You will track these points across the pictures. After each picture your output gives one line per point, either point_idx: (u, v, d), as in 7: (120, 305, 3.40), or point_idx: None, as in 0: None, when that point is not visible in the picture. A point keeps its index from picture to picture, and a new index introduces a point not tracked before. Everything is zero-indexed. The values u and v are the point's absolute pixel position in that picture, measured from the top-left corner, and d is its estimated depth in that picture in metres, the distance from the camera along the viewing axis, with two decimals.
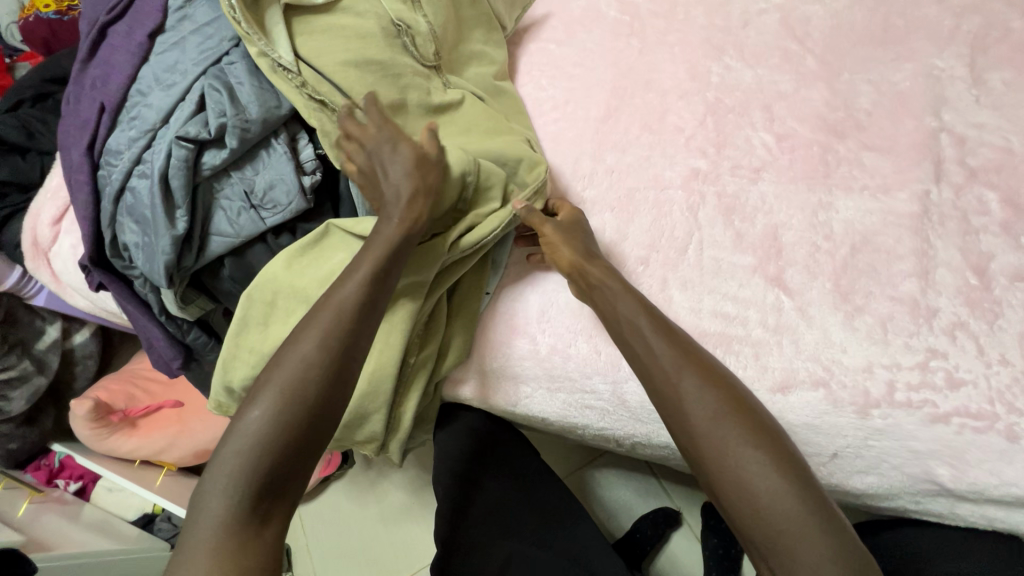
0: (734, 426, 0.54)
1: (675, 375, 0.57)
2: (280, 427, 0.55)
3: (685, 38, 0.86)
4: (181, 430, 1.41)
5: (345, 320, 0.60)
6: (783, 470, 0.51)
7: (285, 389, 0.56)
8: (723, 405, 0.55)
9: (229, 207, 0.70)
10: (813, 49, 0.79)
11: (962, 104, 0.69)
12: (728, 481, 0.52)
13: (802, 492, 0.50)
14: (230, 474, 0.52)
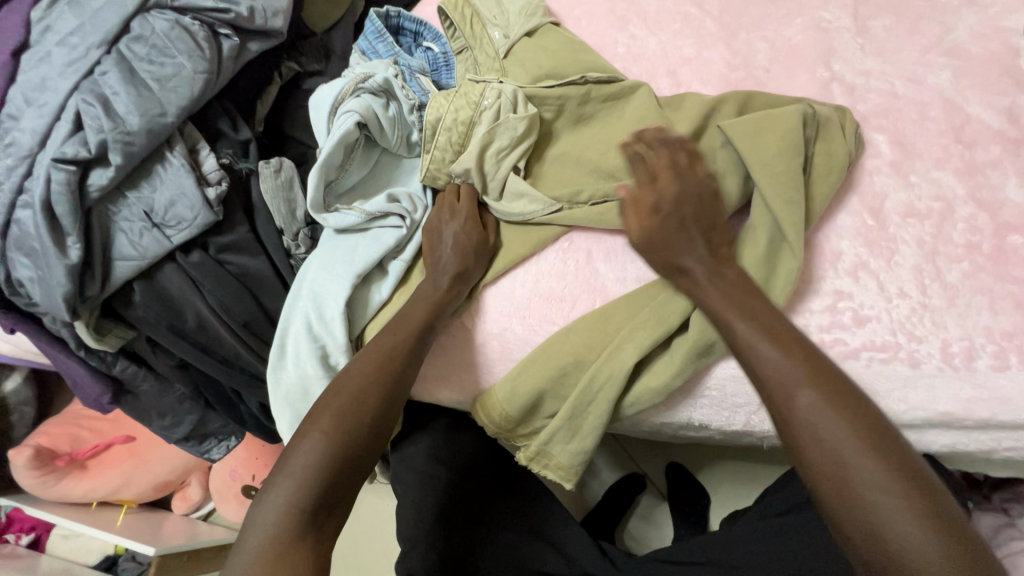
0: (873, 457, 0.48)
1: (816, 406, 0.50)
2: (333, 465, 0.60)
3: (590, 11, 0.86)
4: (136, 465, 1.35)
5: (350, 408, 0.63)
6: (903, 490, 0.47)
7: (334, 428, 0.62)
8: (867, 433, 0.49)
9: (130, 229, 0.68)
10: (711, 11, 0.81)
11: (849, 54, 0.72)
12: (859, 520, 0.47)
13: (921, 499, 0.46)
14: (288, 508, 0.58)
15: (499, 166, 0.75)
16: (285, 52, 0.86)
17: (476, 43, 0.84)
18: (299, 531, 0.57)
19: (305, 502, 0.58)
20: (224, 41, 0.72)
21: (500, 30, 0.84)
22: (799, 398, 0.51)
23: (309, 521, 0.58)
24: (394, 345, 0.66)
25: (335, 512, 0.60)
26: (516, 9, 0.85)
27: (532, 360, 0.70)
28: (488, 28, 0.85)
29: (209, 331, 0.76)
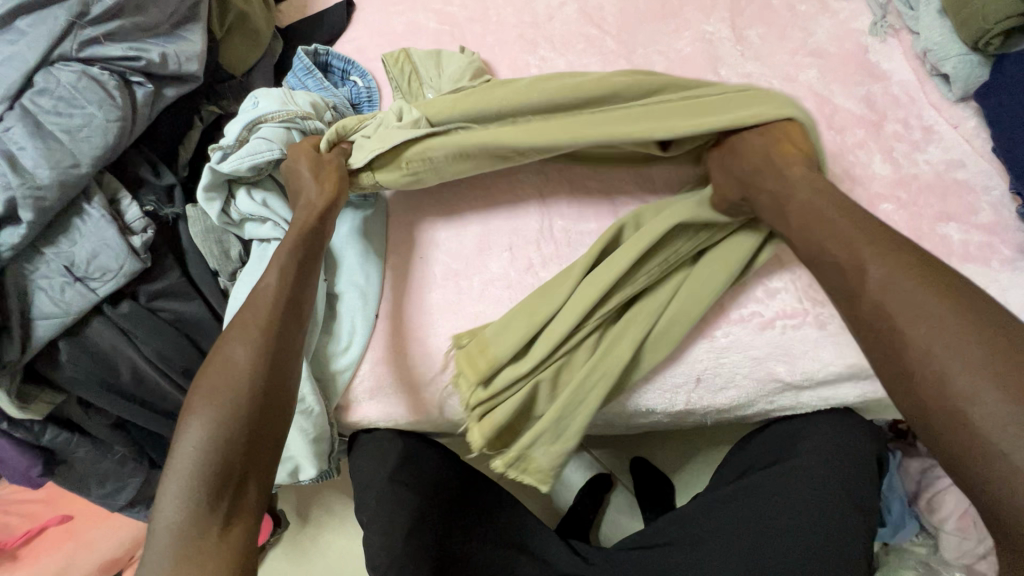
0: (974, 342, 0.41)
1: (853, 253, 0.50)
2: (226, 420, 0.51)
3: (501, 38, 0.92)
4: (77, 546, 1.26)
5: (230, 363, 0.54)
6: (991, 376, 0.39)
7: (218, 385, 0.53)
8: (959, 311, 0.43)
9: (50, 285, 0.65)
10: (610, 31, 0.88)
11: (732, 59, 0.81)
12: (952, 431, 0.40)
13: (932, 309, 0.43)
14: (180, 477, 0.49)
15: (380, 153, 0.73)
16: (206, 97, 0.86)
17: (410, 100, 0.86)
18: (205, 522, 0.48)
19: (201, 486, 0.48)
20: (138, 89, 0.72)
21: (434, 89, 0.86)
22: (887, 311, 0.46)
23: (211, 492, 0.49)
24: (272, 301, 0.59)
25: (249, 476, 0.51)
26: (452, 68, 0.86)
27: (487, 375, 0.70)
28: (424, 87, 0.86)
29: (147, 383, 0.73)
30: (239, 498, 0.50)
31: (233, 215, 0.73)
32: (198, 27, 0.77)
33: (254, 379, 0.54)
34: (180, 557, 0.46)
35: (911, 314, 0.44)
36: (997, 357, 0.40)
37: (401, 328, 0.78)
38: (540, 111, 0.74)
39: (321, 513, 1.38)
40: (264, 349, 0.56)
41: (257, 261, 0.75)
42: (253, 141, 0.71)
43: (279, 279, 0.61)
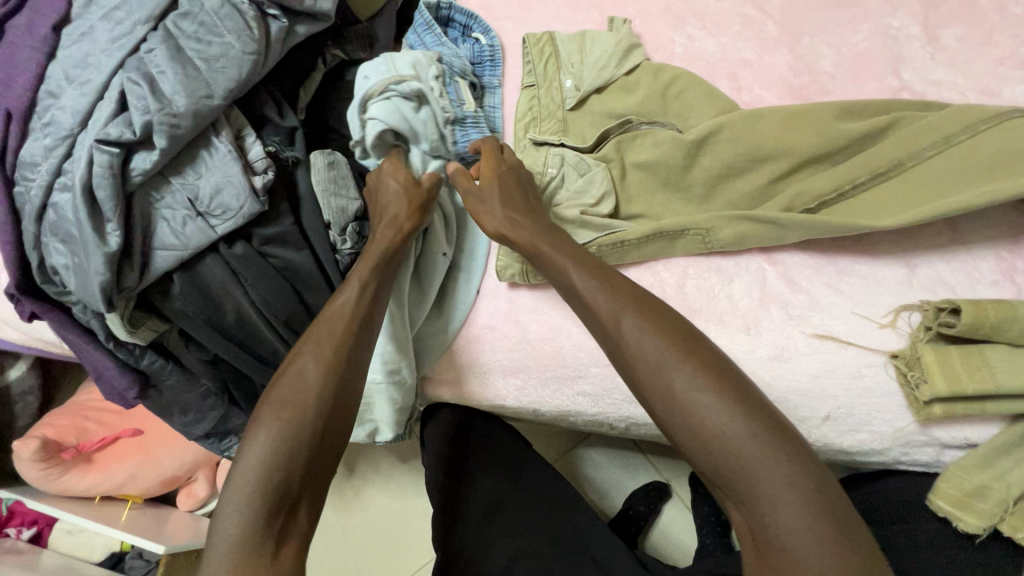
0: (764, 446, 0.48)
1: (662, 377, 0.52)
2: (295, 444, 0.53)
3: (645, 8, 0.84)
4: (145, 459, 1.31)
5: (303, 384, 0.56)
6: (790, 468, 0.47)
7: (290, 403, 0.55)
8: (746, 416, 0.49)
9: (173, 217, 0.65)
10: (772, 14, 0.79)
11: (920, 62, 0.70)
12: (773, 526, 0.47)
13: (779, 462, 0.47)
14: (247, 485, 0.51)
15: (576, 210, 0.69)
16: (330, 39, 0.83)
17: (544, 83, 0.79)
18: (258, 553, 0.50)
19: (266, 501, 0.51)
20: (272, 22, 0.68)
21: (572, 78, 0.79)
22: (695, 423, 0.50)
23: (273, 508, 0.51)
24: (349, 313, 0.61)
25: (306, 496, 0.54)
26: (597, 54, 0.78)
27: (913, 380, 0.58)
28: (562, 73, 0.79)
29: (248, 326, 0.73)
30: (294, 512, 0.53)
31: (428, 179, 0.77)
32: None
33: (322, 401, 0.56)
34: (241, 561, 0.49)
35: (767, 462, 0.48)
36: (770, 446, 0.48)
37: (505, 311, 0.75)
38: (744, 122, 0.66)
39: (368, 469, 1.40)
40: (327, 371, 0.58)
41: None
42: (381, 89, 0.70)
43: (352, 305, 0.61)
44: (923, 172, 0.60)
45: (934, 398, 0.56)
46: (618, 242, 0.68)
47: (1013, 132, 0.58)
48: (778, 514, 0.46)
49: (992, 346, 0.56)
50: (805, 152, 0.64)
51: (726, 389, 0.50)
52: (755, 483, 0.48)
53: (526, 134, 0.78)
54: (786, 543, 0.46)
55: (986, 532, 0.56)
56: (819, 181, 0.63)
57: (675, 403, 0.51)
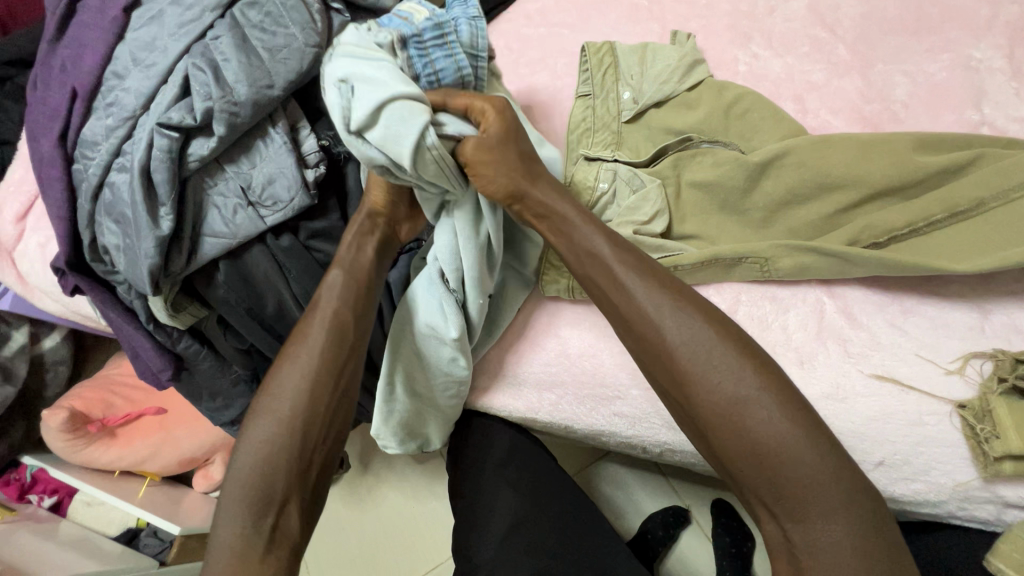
0: (808, 442, 0.45)
1: (710, 392, 0.48)
2: (282, 439, 0.54)
3: (708, 24, 0.82)
4: (165, 437, 1.32)
5: (294, 388, 0.56)
6: (823, 462, 0.45)
7: (280, 405, 0.56)
8: (781, 404, 0.47)
9: (224, 205, 0.65)
10: (844, 37, 0.76)
11: (1002, 98, 0.67)
12: (799, 524, 0.45)
13: (828, 482, 0.44)
14: (245, 483, 0.53)
15: (628, 229, 0.67)
16: None
17: (601, 93, 0.77)
18: (246, 528, 0.52)
19: (255, 501, 0.52)
20: (336, 16, 0.68)
21: (630, 91, 0.77)
22: (735, 414, 0.47)
23: (263, 506, 0.53)
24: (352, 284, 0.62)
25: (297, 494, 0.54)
26: (659, 68, 0.76)
27: (985, 435, 0.54)
28: (619, 85, 0.78)
29: (288, 319, 0.72)
30: (282, 513, 0.53)
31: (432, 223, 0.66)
32: None
33: (311, 399, 0.56)
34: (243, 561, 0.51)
35: (810, 475, 0.45)
36: (805, 437, 0.46)
37: (545, 324, 0.74)
38: (813, 147, 0.64)
39: (382, 467, 1.39)
40: (323, 349, 0.59)
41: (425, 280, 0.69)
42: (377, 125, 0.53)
43: (341, 303, 0.61)
44: (1002, 214, 0.57)
45: (1007, 454, 0.53)
46: (670, 268, 0.66)
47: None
48: (821, 534, 0.44)
49: None
50: (877, 184, 0.61)
51: (779, 400, 0.47)
52: (798, 501, 0.45)
53: (580, 147, 0.76)
54: (828, 566, 0.43)
55: None
56: (890, 214, 0.61)
57: (720, 412, 0.48)
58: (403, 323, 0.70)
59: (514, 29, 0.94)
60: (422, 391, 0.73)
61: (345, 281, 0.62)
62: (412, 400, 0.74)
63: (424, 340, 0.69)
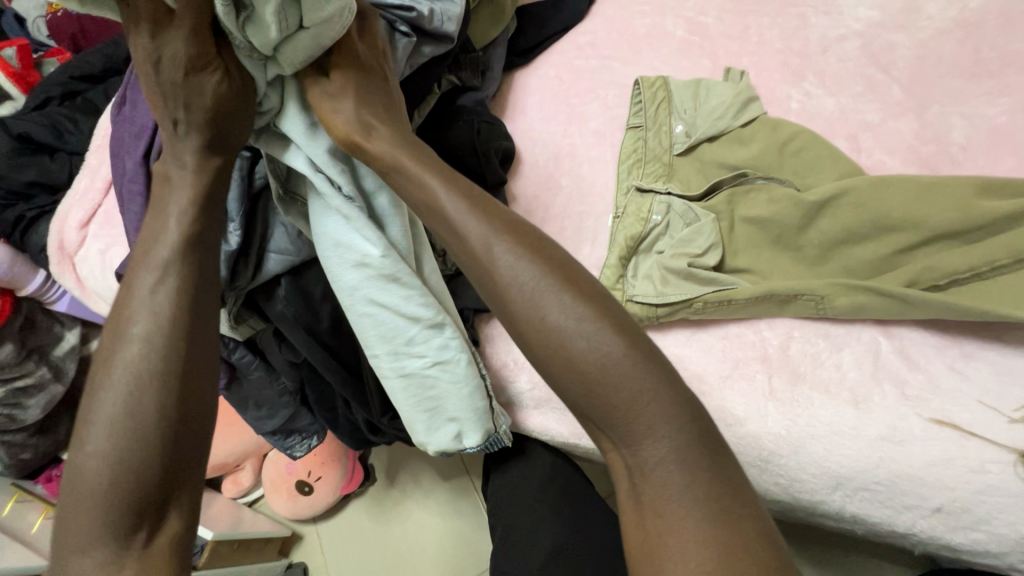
0: (677, 441, 0.45)
1: (561, 336, 0.48)
2: (130, 440, 0.49)
3: (760, 62, 0.84)
4: None
5: (128, 385, 0.50)
6: (693, 462, 0.44)
7: (113, 411, 0.49)
8: (660, 397, 0.46)
9: (292, 225, 0.69)
10: (899, 78, 0.77)
11: None
12: (668, 531, 0.43)
13: (655, 407, 0.46)
14: (90, 500, 0.48)
15: (683, 260, 0.68)
16: (448, 66, 0.86)
17: (653, 126, 0.80)
18: (112, 551, 0.47)
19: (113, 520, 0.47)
20: (402, 38, 0.72)
21: (683, 124, 0.79)
22: (621, 407, 0.46)
23: (129, 517, 0.48)
24: (172, 278, 0.55)
25: (172, 492, 0.50)
26: (713, 103, 0.78)
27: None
28: (672, 119, 0.80)
29: (342, 334, 0.75)
30: (153, 519, 0.48)
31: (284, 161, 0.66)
32: None
33: (154, 393, 0.50)
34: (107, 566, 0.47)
35: (648, 405, 0.46)
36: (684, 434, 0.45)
37: None
38: (872, 184, 0.64)
39: (408, 481, 1.40)
40: (162, 350, 0.52)
41: (318, 220, 0.66)
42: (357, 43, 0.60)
43: (173, 294, 0.54)
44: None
45: None
46: (724, 301, 0.66)
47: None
48: (653, 459, 0.45)
49: None
50: (937, 226, 0.61)
51: (618, 336, 0.47)
52: (628, 429, 0.46)
53: (632, 179, 0.78)
54: (661, 492, 0.44)
55: None
56: (951, 255, 0.61)
57: (560, 352, 0.48)
58: (338, 279, 0.67)
59: (565, 60, 0.97)
60: (403, 351, 0.69)
61: (182, 264, 0.55)
62: (399, 368, 0.69)
63: (369, 286, 0.67)
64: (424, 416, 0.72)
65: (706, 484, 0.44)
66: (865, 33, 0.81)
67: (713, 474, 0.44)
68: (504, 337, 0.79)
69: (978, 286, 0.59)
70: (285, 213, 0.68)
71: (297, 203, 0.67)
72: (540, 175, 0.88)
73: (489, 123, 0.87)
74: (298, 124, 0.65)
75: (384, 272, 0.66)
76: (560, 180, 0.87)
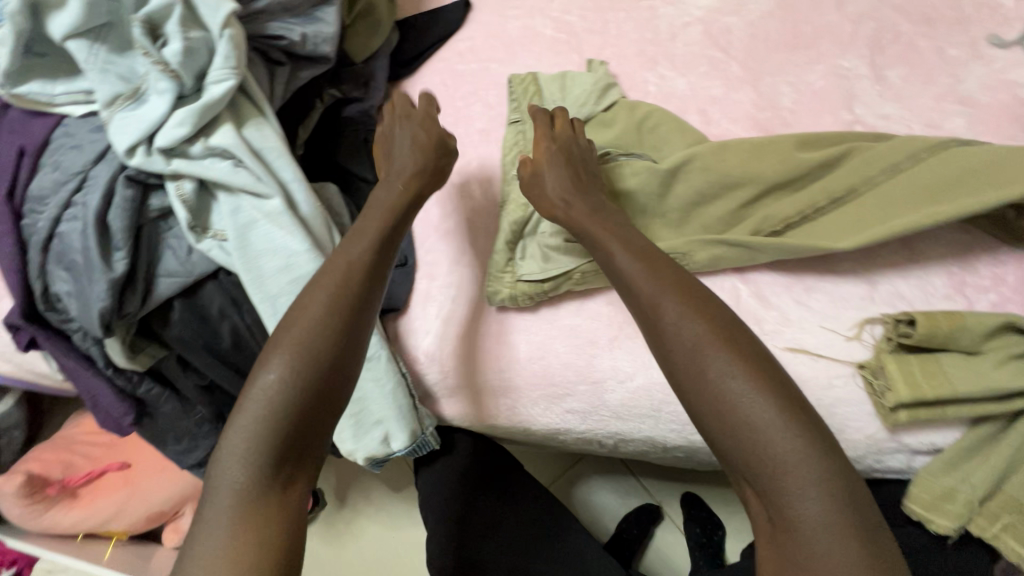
0: (819, 496, 0.49)
1: (722, 390, 0.53)
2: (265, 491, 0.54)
3: (620, 52, 0.92)
4: (133, 493, 1.27)
5: (268, 437, 0.55)
6: (830, 510, 0.48)
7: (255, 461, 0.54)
8: (820, 453, 0.50)
9: (178, 246, 0.68)
10: (736, 56, 0.86)
11: (869, 98, 0.77)
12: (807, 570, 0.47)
13: (835, 462, 0.50)
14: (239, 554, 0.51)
15: (558, 234, 0.75)
16: (327, 80, 0.89)
17: (529, 119, 0.85)
18: (265, 503, 0.54)
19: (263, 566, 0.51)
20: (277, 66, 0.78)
21: None
22: (764, 457, 0.50)
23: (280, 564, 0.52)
24: (360, 271, 0.61)
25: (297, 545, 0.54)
26: (577, 92, 0.85)
27: (883, 387, 0.61)
28: (546, 110, 0.86)
29: (245, 351, 0.74)
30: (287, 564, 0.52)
31: (188, 194, 0.65)
32: (334, 9, 0.80)
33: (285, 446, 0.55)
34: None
35: (807, 463, 0.50)
36: (831, 494, 0.49)
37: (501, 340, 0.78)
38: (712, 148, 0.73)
39: (359, 499, 1.39)
40: (311, 350, 0.57)
41: (237, 235, 0.66)
42: (228, 67, 0.64)
43: (297, 354, 0.57)
44: (883, 191, 0.66)
45: (898, 404, 0.59)
46: (600, 269, 0.73)
47: (967, 154, 0.64)
48: (804, 515, 0.49)
49: (947, 354, 0.59)
50: (769, 179, 0.69)
51: (769, 395, 0.52)
52: (778, 474, 0.50)
53: (515, 169, 0.83)
54: (808, 532, 0.48)
55: (956, 530, 0.59)
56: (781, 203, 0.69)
57: (718, 409, 0.52)
58: (263, 287, 0.67)
59: (448, 66, 1.02)
60: None
61: (308, 325, 0.58)
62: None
63: (290, 291, 0.68)
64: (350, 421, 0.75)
65: (819, 528, 0.48)
66: (705, 19, 0.91)
67: (847, 519, 0.48)
68: (411, 333, 0.82)
69: (807, 226, 0.68)
70: (198, 245, 0.66)
71: (208, 232, 0.67)
72: None
73: (377, 132, 0.90)
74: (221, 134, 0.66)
75: (304, 271, 0.67)
76: (452, 179, 0.91)
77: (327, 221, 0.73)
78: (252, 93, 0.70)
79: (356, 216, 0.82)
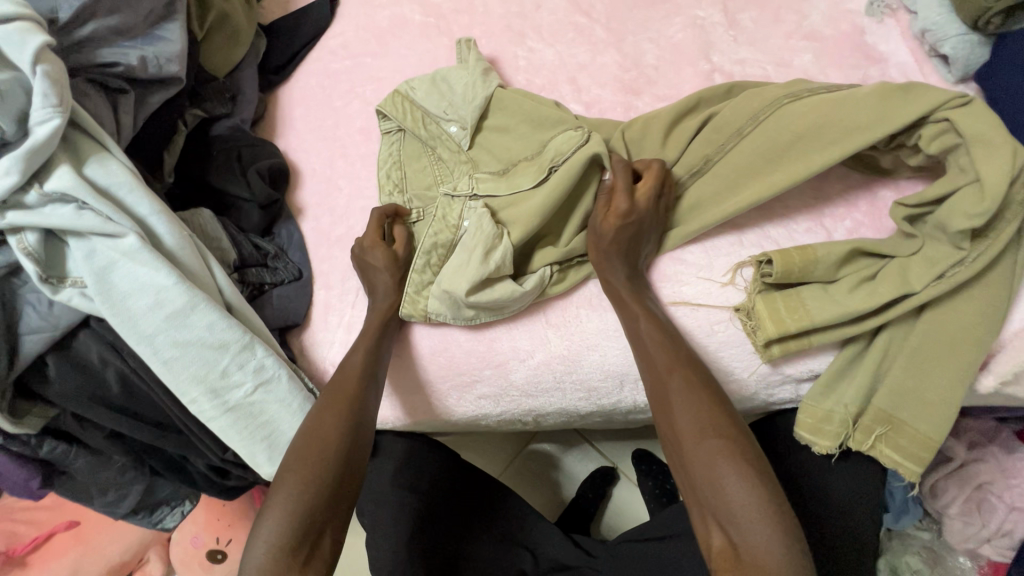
0: (766, 516, 0.50)
1: (700, 442, 0.54)
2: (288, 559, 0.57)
3: (489, 30, 0.90)
4: (85, 552, 1.23)
5: (296, 504, 0.59)
6: (778, 529, 0.49)
7: (283, 527, 0.58)
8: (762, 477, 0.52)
9: (39, 300, 0.65)
10: (599, 19, 0.86)
11: (725, 46, 0.79)
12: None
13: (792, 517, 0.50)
14: None
15: (455, 268, 0.70)
16: (188, 100, 0.85)
17: (429, 133, 0.81)
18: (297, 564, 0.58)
19: None
20: (119, 95, 0.74)
21: (456, 123, 0.80)
22: (711, 474, 0.53)
23: None
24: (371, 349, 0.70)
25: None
26: (462, 92, 0.81)
27: (753, 327, 0.63)
28: (443, 124, 0.81)
29: (139, 395, 0.72)
30: None
31: (33, 244, 0.62)
32: (177, 27, 0.77)
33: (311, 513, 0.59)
34: None
35: (752, 479, 0.52)
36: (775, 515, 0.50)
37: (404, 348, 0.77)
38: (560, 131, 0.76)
39: None
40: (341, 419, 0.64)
41: (96, 279, 0.63)
42: (51, 106, 0.61)
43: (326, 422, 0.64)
44: (730, 159, 0.67)
45: (770, 340, 0.62)
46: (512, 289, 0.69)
47: (802, 110, 0.64)
48: (750, 530, 0.50)
49: (807, 287, 0.62)
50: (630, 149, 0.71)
51: (740, 456, 0.53)
52: (741, 521, 0.50)
53: (399, 170, 0.82)
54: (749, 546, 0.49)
55: (834, 449, 0.63)
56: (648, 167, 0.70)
57: (670, 427, 0.57)
58: (137, 329, 0.65)
59: (322, 67, 0.99)
60: (219, 385, 0.69)
61: (336, 397, 0.66)
62: (223, 403, 0.69)
63: (168, 327, 0.66)
64: (263, 446, 0.72)
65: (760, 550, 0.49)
66: None
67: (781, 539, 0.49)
68: (316, 345, 0.81)
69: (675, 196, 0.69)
70: (56, 296, 0.63)
71: (66, 280, 0.64)
72: (319, 184, 0.90)
73: (250, 146, 0.87)
74: (60, 176, 0.62)
75: (179, 304, 0.66)
76: (339, 183, 0.89)
77: (197, 247, 0.71)
78: (90, 127, 0.67)
79: (238, 237, 0.81)
